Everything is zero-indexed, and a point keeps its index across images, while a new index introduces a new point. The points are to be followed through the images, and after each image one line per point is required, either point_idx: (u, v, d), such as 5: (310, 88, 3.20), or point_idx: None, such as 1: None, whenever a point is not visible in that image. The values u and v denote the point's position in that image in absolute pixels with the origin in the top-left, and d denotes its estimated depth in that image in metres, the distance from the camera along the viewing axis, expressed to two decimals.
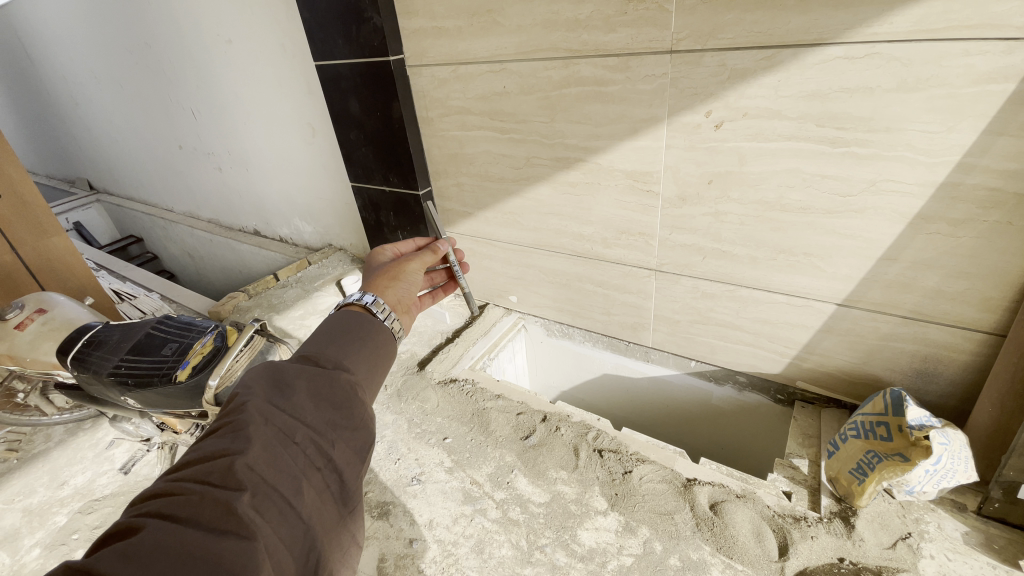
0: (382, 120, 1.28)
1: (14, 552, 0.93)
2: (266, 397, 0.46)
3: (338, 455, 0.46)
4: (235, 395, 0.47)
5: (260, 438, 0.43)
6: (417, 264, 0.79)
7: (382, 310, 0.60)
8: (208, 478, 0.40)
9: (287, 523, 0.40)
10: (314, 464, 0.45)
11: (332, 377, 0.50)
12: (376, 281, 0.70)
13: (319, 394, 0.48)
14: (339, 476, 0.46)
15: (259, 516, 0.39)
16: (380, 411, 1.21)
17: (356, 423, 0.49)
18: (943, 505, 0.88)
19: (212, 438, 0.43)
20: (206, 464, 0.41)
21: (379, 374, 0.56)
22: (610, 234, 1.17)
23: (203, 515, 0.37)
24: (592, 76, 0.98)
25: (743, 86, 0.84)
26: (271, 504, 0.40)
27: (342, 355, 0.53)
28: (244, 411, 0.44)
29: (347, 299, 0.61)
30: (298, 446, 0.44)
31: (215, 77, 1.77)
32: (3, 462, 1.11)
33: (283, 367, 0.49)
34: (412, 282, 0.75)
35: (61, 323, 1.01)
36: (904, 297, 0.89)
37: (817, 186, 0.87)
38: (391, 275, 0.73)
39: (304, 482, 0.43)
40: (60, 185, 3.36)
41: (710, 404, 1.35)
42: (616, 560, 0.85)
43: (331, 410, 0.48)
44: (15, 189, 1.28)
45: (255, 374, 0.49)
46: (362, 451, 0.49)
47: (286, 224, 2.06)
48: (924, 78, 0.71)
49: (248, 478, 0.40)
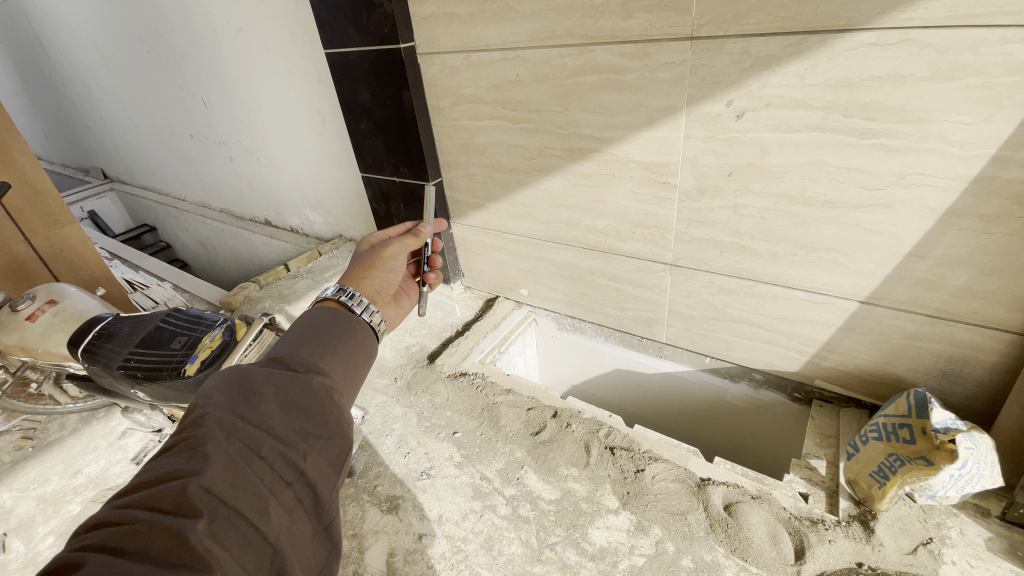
0: (392, 109, 1.26)
1: (29, 540, 0.95)
2: (230, 407, 0.44)
3: (310, 468, 0.44)
4: (194, 407, 0.44)
5: (219, 455, 0.40)
6: (399, 248, 0.75)
7: (360, 303, 0.59)
8: (160, 505, 0.37)
9: (251, 548, 0.38)
10: (282, 479, 0.42)
11: (304, 383, 0.48)
12: (352, 276, 0.68)
13: (289, 402, 0.46)
14: (311, 490, 0.44)
15: (216, 544, 0.36)
16: (390, 404, 1.21)
17: (330, 431, 0.47)
18: (966, 510, 0.85)
19: (166, 457, 0.40)
20: (159, 486, 0.38)
21: (356, 375, 0.54)
22: (624, 227, 1.14)
23: (153, 547, 0.34)
24: (608, 64, 0.95)
25: (767, 74, 0.81)
26: (232, 529, 0.38)
27: (315, 357, 0.52)
28: (203, 425, 0.42)
29: (323, 295, 0.60)
30: (264, 460, 0.42)
31: (224, 65, 1.75)
32: (20, 450, 1.14)
33: (249, 374, 0.47)
34: (390, 272, 0.73)
35: (72, 315, 1.02)
36: (930, 296, 0.85)
37: (843, 179, 0.83)
38: (368, 265, 0.70)
39: (271, 500, 0.41)
40: (74, 173, 3.39)
41: (724, 401, 1.32)
42: (628, 560, 0.83)
43: (302, 418, 0.46)
44: (27, 179, 1.28)
45: (218, 383, 0.47)
46: (337, 462, 0.47)
47: (296, 214, 2.06)
48: (960, 66, 0.67)
49: (204, 502, 0.38)
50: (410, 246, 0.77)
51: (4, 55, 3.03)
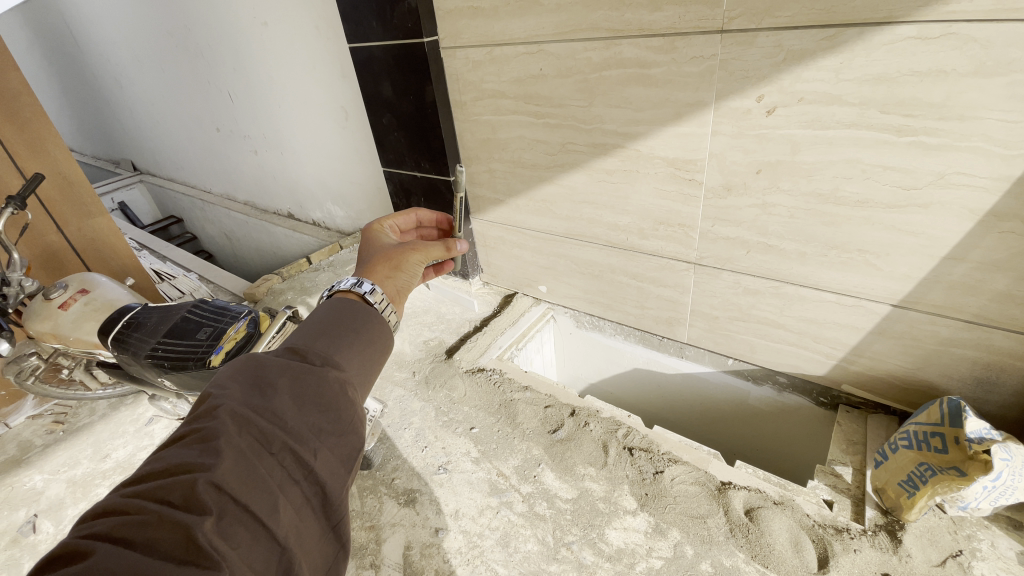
0: (415, 103, 1.26)
1: (59, 521, 0.98)
2: (244, 399, 0.44)
3: (321, 466, 0.44)
4: (208, 396, 0.44)
5: (231, 450, 0.40)
6: (426, 254, 0.73)
7: (380, 300, 0.59)
8: (169, 497, 0.37)
9: (258, 546, 0.38)
10: (291, 476, 0.42)
11: (319, 376, 0.47)
12: (374, 273, 0.66)
13: (303, 395, 0.46)
14: (320, 488, 0.44)
15: (222, 542, 0.36)
16: (408, 398, 1.22)
17: (342, 428, 0.47)
18: (998, 522, 0.82)
19: (178, 448, 0.40)
20: (169, 478, 0.38)
21: (372, 369, 0.54)
22: (647, 225, 1.12)
23: (161, 542, 0.35)
24: (634, 58, 0.93)
25: (801, 68, 0.78)
26: (240, 527, 0.38)
27: (331, 350, 0.51)
28: (216, 417, 0.42)
29: (340, 286, 0.59)
30: (275, 457, 0.42)
31: (251, 60, 1.78)
32: (52, 434, 1.19)
33: (265, 364, 0.46)
34: (411, 276, 0.71)
35: (102, 303, 1.04)
36: (968, 300, 0.82)
37: (878, 178, 0.80)
38: (392, 264, 0.68)
39: (280, 499, 0.40)
40: (105, 164, 3.48)
41: (746, 404, 1.30)
42: (645, 562, 0.83)
43: (316, 413, 0.46)
44: (61, 171, 1.32)
45: (233, 371, 0.46)
46: (348, 459, 0.46)
47: (319, 207, 2.08)
48: (1006, 61, 0.64)
49: (213, 498, 0.38)
50: (433, 255, 0.75)
51: (40, 52, 3.12)
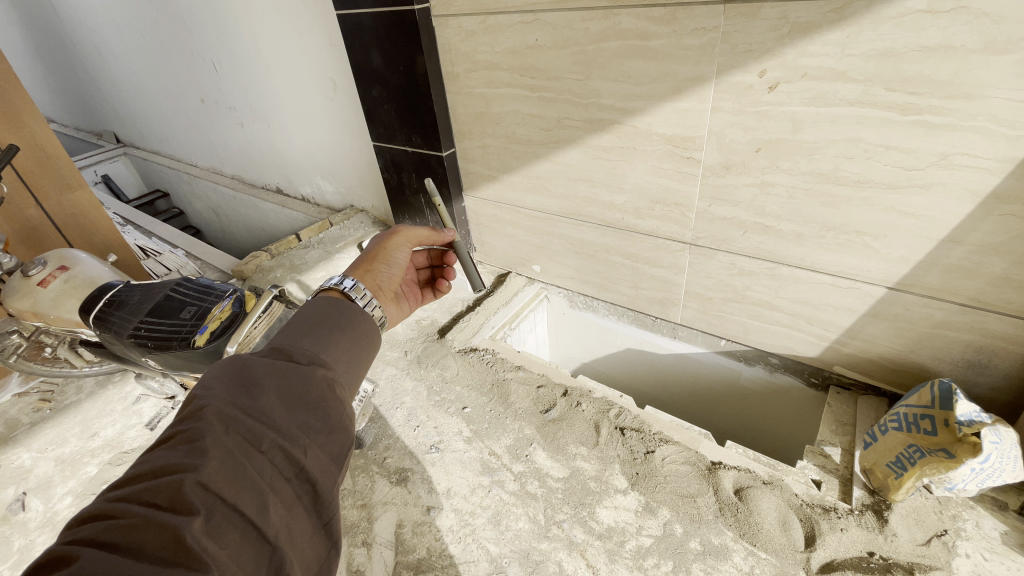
0: (406, 75, 1.21)
1: (48, 500, 0.97)
2: (230, 398, 0.43)
3: (311, 463, 0.43)
4: (194, 397, 0.43)
5: (218, 451, 0.39)
6: (403, 238, 0.75)
7: (362, 295, 0.59)
8: (155, 500, 0.36)
9: (249, 546, 0.37)
10: (282, 475, 0.41)
11: (306, 374, 0.47)
12: (355, 269, 0.69)
13: (290, 393, 0.45)
14: (310, 486, 0.43)
15: (211, 543, 0.35)
16: (400, 377, 1.21)
17: (331, 425, 0.46)
18: (982, 503, 0.83)
19: (163, 449, 0.39)
20: (155, 480, 0.37)
21: (359, 368, 0.54)
22: (643, 204, 1.10)
23: (146, 544, 0.33)
24: (634, 29, 0.89)
25: (805, 42, 0.75)
26: (229, 527, 0.36)
27: (317, 348, 0.51)
28: (202, 418, 0.40)
29: (325, 286, 0.60)
30: (264, 455, 0.41)
31: (235, 28, 1.71)
32: (39, 411, 1.18)
33: (251, 364, 0.46)
34: (394, 266, 0.73)
35: (82, 281, 1.01)
36: (963, 283, 0.81)
37: (879, 158, 0.78)
38: (371, 258, 0.71)
39: (270, 497, 0.39)
40: (89, 137, 3.39)
41: (738, 384, 1.30)
42: (635, 541, 0.83)
43: (305, 412, 0.45)
44: (38, 144, 1.28)
45: (218, 372, 0.45)
46: (339, 457, 0.46)
47: (308, 183, 2.03)
48: (1016, 38, 0.62)
49: (201, 498, 0.36)
50: (414, 236, 0.76)
51: (14, 18, 2.98)
